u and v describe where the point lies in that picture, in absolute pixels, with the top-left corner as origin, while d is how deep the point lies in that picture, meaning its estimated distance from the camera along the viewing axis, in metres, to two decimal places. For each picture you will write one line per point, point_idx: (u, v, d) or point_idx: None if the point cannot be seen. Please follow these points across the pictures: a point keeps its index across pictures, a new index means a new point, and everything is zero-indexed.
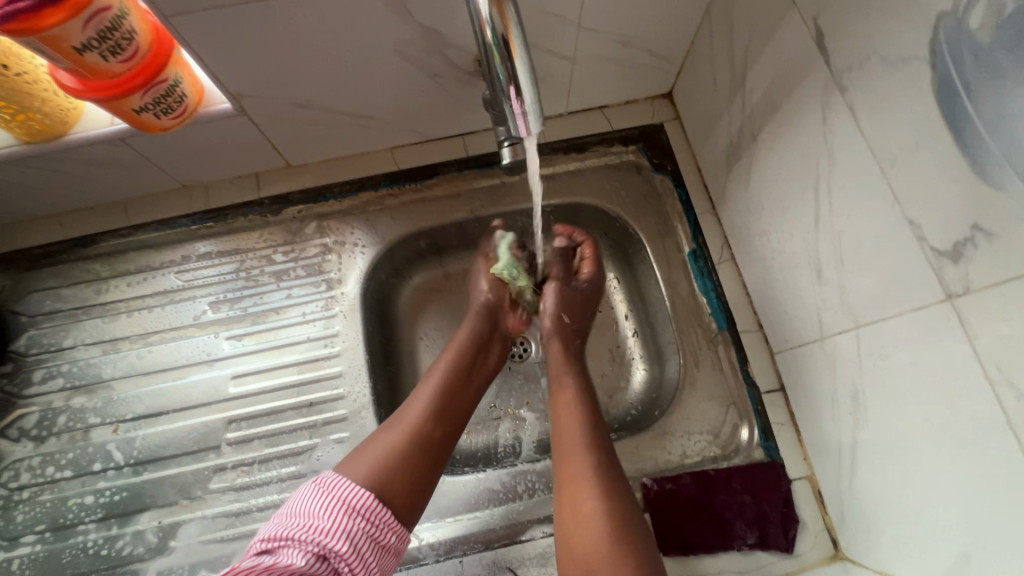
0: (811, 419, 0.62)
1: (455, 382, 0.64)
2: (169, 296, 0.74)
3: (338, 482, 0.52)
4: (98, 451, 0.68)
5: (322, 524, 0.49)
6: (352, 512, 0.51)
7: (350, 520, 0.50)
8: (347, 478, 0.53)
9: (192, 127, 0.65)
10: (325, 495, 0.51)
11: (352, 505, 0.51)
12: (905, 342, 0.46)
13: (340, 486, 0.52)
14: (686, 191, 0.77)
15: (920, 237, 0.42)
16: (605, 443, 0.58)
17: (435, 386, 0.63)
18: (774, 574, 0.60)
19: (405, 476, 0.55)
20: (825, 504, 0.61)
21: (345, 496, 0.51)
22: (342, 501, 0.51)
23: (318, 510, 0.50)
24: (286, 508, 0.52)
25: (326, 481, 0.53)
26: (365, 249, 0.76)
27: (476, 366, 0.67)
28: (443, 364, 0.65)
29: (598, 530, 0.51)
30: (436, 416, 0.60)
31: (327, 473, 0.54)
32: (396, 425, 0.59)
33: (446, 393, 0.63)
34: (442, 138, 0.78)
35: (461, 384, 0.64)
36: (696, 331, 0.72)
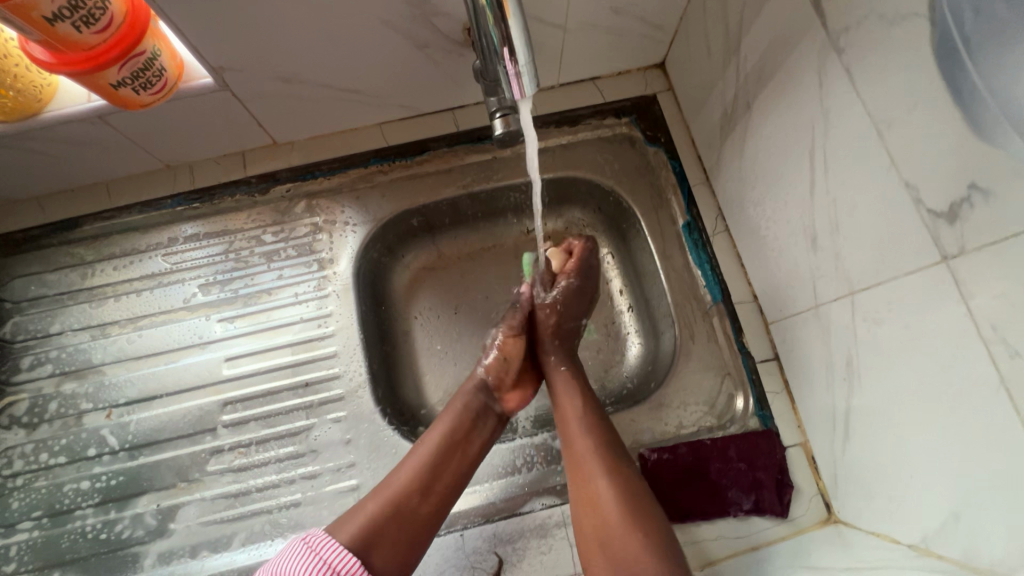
0: (805, 387, 0.63)
1: (447, 454, 0.60)
2: (157, 279, 0.73)
3: (324, 542, 0.52)
4: (92, 436, 0.67)
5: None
6: (333, 574, 0.50)
7: None
8: (334, 539, 0.53)
9: (173, 103, 0.63)
10: (309, 555, 0.51)
11: (334, 568, 0.51)
12: (899, 307, 0.46)
13: (326, 546, 0.52)
14: (679, 164, 0.77)
15: (917, 199, 0.42)
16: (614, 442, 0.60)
17: (421, 458, 0.59)
18: (770, 538, 0.61)
19: (389, 547, 0.54)
20: (818, 470, 0.62)
21: (330, 559, 0.51)
22: (325, 563, 0.50)
23: (301, 570, 0.50)
24: (272, 565, 0.51)
25: (313, 540, 0.52)
26: (357, 228, 0.75)
27: (470, 435, 0.62)
28: (433, 432, 0.61)
29: (606, 510, 0.56)
30: (421, 488, 0.57)
31: (314, 531, 0.54)
32: (381, 493, 0.57)
33: (437, 464, 0.59)
34: (432, 113, 0.77)
35: (453, 459, 0.60)
36: (691, 304, 0.72)
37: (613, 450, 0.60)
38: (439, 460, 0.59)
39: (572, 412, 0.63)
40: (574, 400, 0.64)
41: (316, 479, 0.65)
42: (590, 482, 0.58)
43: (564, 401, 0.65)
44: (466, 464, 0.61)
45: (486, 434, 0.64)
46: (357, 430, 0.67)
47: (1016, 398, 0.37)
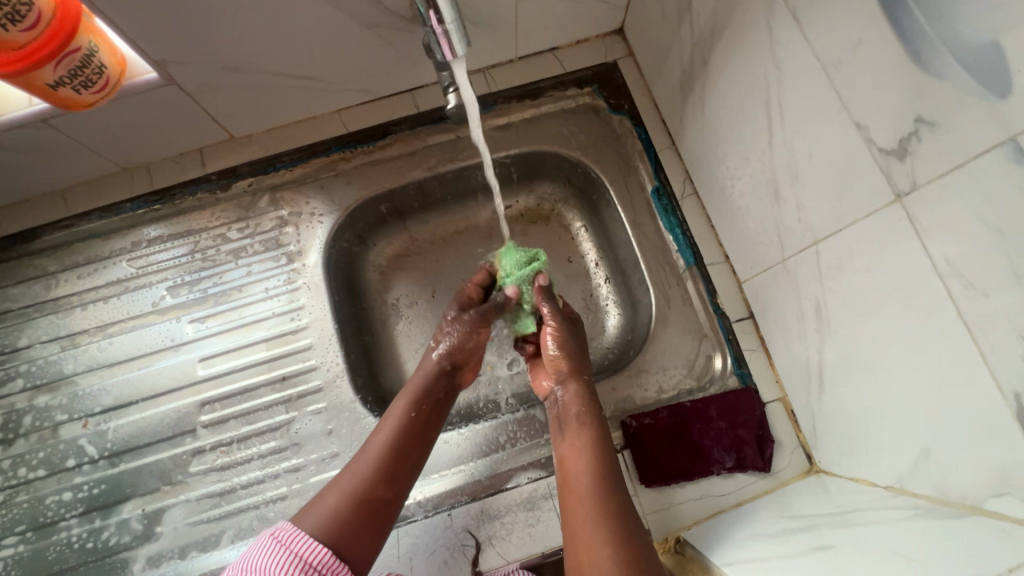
0: (780, 341, 0.63)
1: (403, 441, 0.58)
2: (124, 285, 0.72)
3: (295, 536, 0.50)
4: (70, 447, 0.67)
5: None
6: (307, 568, 0.47)
7: None
8: (303, 534, 0.50)
9: (120, 101, 0.61)
10: (280, 550, 0.48)
11: (308, 561, 0.48)
12: (860, 251, 0.46)
13: (298, 540, 0.49)
14: (645, 130, 0.76)
15: (868, 139, 0.42)
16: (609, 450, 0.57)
17: (382, 444, 0.57)
18: (754, 493, 0.62)
19: (358, 538, 0.52)
20: (798, 422, 0.63)
21: (303, 552, 0.48)
22: (298, 557, 0.48)
23: (273, 566, 0.47)
24: (238, 565, 0.48)
25: (283, 535, 0.50)
26: (323, 218, 0.74)
27: (427, 419, 0.60)
28: (392, 415, 0.60)
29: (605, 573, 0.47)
30: (385, 478, 0.55)
31: (282, 526, 0.51)
32: (342, 483, 0.55)
33: (396, 452, 0.57)
34: (390, 96, 0.75)
35: (412, 444, 0.58)
36: (665, 269, 0.72)
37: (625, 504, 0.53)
38: (399, 443, 0.57)
39: (579, 450, 0.57)
40: (586, 442, 0.57)
41: (301, 471, 0.64)
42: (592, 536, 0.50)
43: (574, 438, 0.58)
44: (425, 446, 0.59)
45: (442, 414, 0.62)
46: (338, 420, 0.66)
47: (972, 329, 0.38)
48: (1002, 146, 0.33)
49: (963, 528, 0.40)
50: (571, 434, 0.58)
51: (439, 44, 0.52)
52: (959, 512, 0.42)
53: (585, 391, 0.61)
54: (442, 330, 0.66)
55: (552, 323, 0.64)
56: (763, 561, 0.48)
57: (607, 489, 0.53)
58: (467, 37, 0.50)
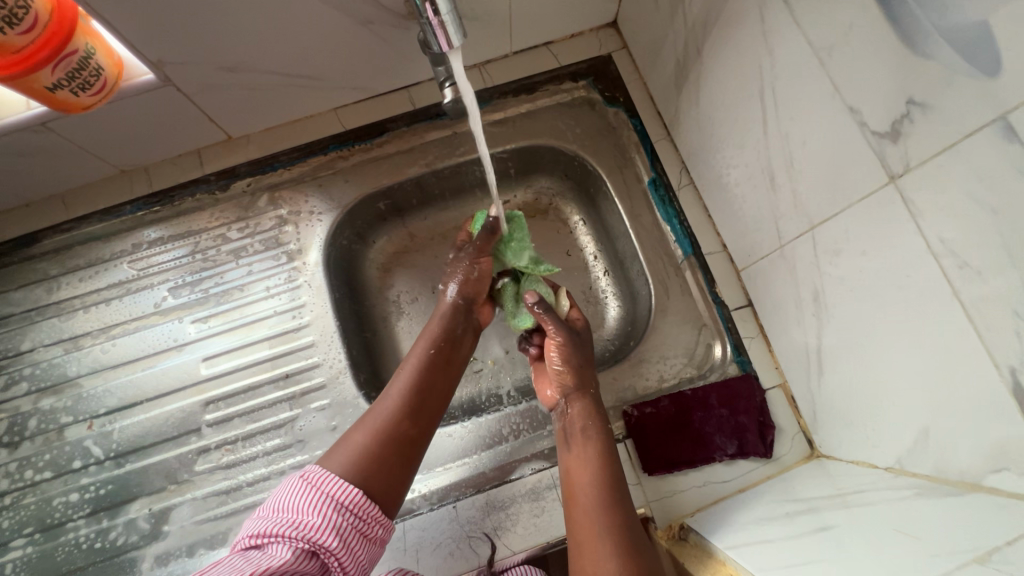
0: (779, 328, 0.63)
1: (425, 380, 0.60)
2: (126, 287, 0.72)
3: (325, 477, 0.50)
4: (76, 448, 0.67)
5: (311, 520, 0.46)
6: (339, 506, 0.48)
7: (339, 515, 0.48)
8: (333, 475, 0.50)
9: (117, 103, 0.61)
10: (311, 492, 0.48)
11: (339, 501, 0.48)
12: (855, 234, 0.46)
13: (328, 481, 0.49)
14: (640, 121, 0.76)
15: (862, 123, 0.42)
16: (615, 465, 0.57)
17: (405, 385, 0.59)
18: (757, 479, 0.62)
19: (386, 473, 0.53)
20: (798, 408, 0.64)
21: (334, 492, 0.49)
22: (330, 497, 0.48)
23: (306, 506, 0.47)
24: (272, 503, 0.49)
25: (313, 477, 0.50)
26: (322, 216, 0.74)
27: (445, 358, 0.63)
28: (411, 359, 0.62)
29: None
30: (410, 416, 0.57)
31: (311, 466, 0.51)
32: (367, 423, 0.56)
33: (419, 390, 0.59)
34: (386, 93, 0.76)
35: (433, 383, 0.60)
36: (663, 260, 0.72)
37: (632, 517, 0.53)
38: (421, 381, 0.59)
39: (584, 466, 0.57)
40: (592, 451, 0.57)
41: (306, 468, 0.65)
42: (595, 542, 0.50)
43: (579, 454, 0.58)
44: (445, 385, 0.62)
45: (461, 355, 0.65)
46: (342, 416, 0.67)
47: (968, 307, 0.38)
48: (993, 124, 0.33)
49: (963, 504, 0.40)
50: (577, 446, 0.59)
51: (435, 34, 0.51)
52: (958, 489, 0.42)
53: (591, 406, 0.61)
54: (450, 271, 0.69)
55: (557, 337, 0.64)
56: (766, 543, 0.49)
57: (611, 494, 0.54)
58: (463, 30, 0.50)
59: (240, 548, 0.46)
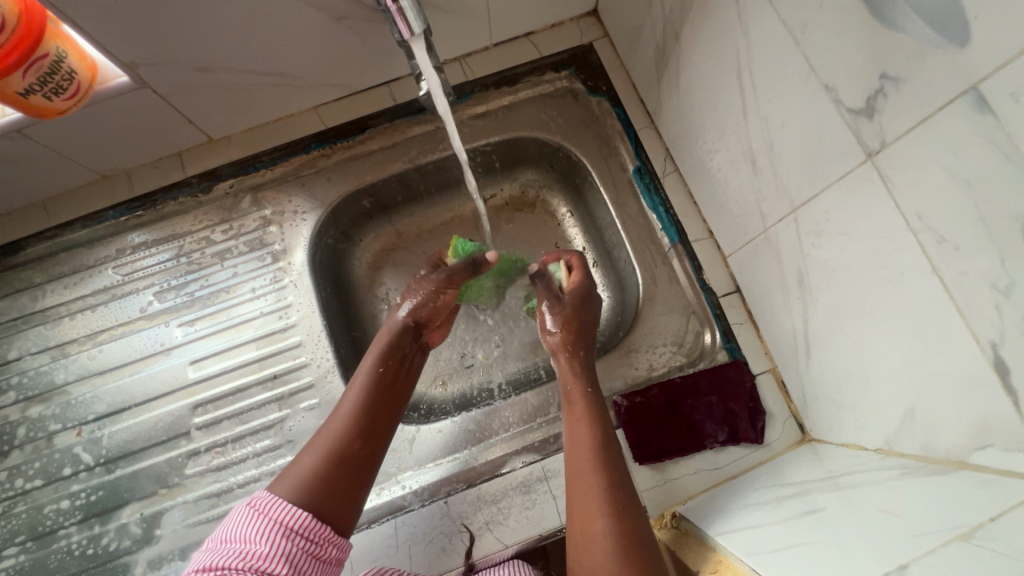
0: (767, 313, 0.63)
1: (376, 398, 0.59)
2: (111, 292, 0.72)
3: (272, 502, 0.49)
4: (65, 456, 0.67)
5: (259, 548, 0.45)
6: (289, 532, 0.47)
7: (289, 541, 0.47)
8: (281, 499, 0.49)
9: (91, 108, 0.61)
10: (259, 519, 0.47)
11: (288, 527, 0.47)
12: (836, 214, 0.46)
13: (275, 507, 0.48)
14: (624, 109, 0.76)
15: (837, 101, 0.42)
16: (615, 460, 0.54)
17: (354, 404, 0.58)
18: (748, 465, 0.62)
19: (336, 493, 0.52)
20: (788, 392, 0.63)
21: (282, 518, 0.48)
22: (279, 523, 0.47)
23: (254, 534, 0.46)
24: (216, 536, 0.47)
25: (259, 504, 0.49)
26: (306, 215, 0.74)
27: (395, 377, 0.62)
28: (359, 376, 0.61)
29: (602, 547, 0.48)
30: (359, 435, 0.56)
31: (259, 494, 0.50)
32: (317, 446, 0.55)
33: (369, 409, 0.58)
34: (366, 90, 0.75)
35: (385, 400, 0.60)
36: (650, 248, 0.72)
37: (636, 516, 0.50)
38: (371, 399, 0.59)
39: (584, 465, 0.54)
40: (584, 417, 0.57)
41: None
42: (592, 527, 0.50)
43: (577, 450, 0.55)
44: (397, 401, 0.61)
45: (410, 372, 0.64)
46: None
47: (947, 283, 0.37)
48: (965, 95, 0.33)
49: (949, 483, 0.40)
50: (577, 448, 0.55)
51: (395, 23, 0.53)
52: (944, 468, 0.42)
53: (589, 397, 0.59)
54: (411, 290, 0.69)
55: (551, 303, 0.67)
56: (755, 528, 0.49)
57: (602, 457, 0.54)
58: (423, 18, 0.53)
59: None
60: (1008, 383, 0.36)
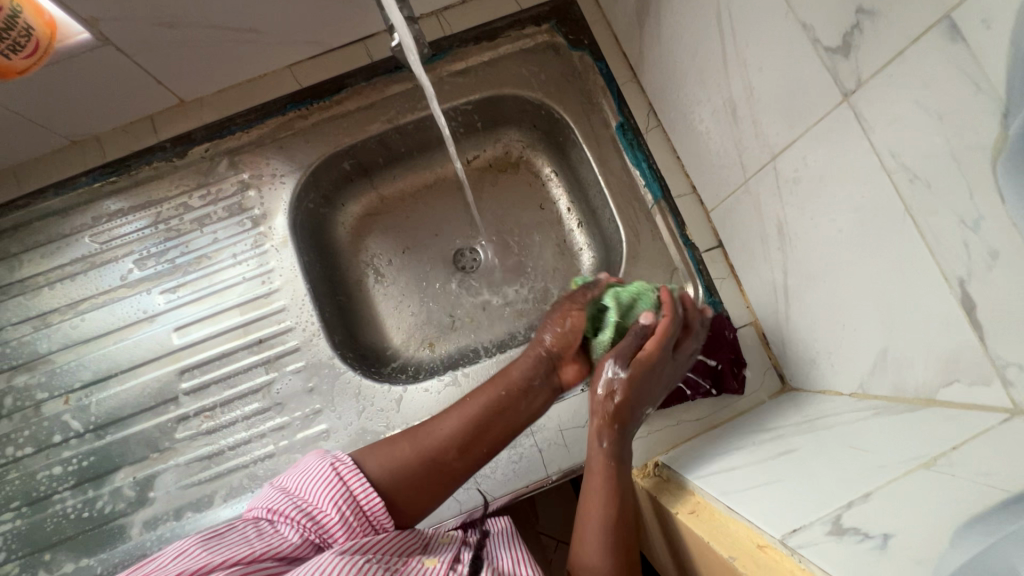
0: (748, 266, 0.64)
1: (489, 419, 0.54)
2: (90, 261, 0.71)
3: (355, 474, 0.50)
4: (54, 423, 0.67)
5: (329, 514, 0.48)
6: (358, 509, 0.49)
7: (356, 518, 0.48)
8: (366, 479, 0.50)
9: (54, 66, 0.59)
10: (339, 485, 0.49)
11: (360, 505, 0.49)
12: (814, 160, 0.46)
13: (356, 479, 0.50)
14: (606, 64, 0.74)
15: (815, 40, 0.41)
16: (631, 534, 0.51)
17: (466, 415, 0.54)
18: (729, 414, 0.63)
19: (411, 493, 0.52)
20: (768, 344, 0.64)
21: (357, 494, 0.49)
22: (353, 497, 0.49)
23: (328, 499, 0.49)
24: (298, 481, 0.51)
25: (342, 470, 0.51)
26: (285, 178, 0.72)
27: (513, 407, 0.55)
28: (482, 391, 0.55)
29: None
30: (461, 449, 0.53)
31: (347, 458, 0.52)
32: (417, 440, 0.53)
33: (477, 427, 0.54)
34: (341, 47, 0.73)
35: (495, 424, 0.54)
36: (633, 205, 0.72)
37: None
38: (483, 416, 0.54)
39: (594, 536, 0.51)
40: (605, 493, 0.52)
41: (286, 429, 0.65)
42: None
43: (588, 511, 0.52)
44: (508, 431, 0.55)
45: (534, 407, 0.57)
46: (318, 377, 0.67)
47: (920, 222, 0.38)
48: (939, 24, 0.32)
49: (916, 418, 0.41)
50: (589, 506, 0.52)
51: None
52: (912, 405, 0.43)
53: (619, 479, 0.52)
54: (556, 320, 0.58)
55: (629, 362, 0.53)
56: (732, 471, 0.50)
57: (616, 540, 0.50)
58: None
59: (253, 516, 0.49)
60: (974, 318, 0.36)
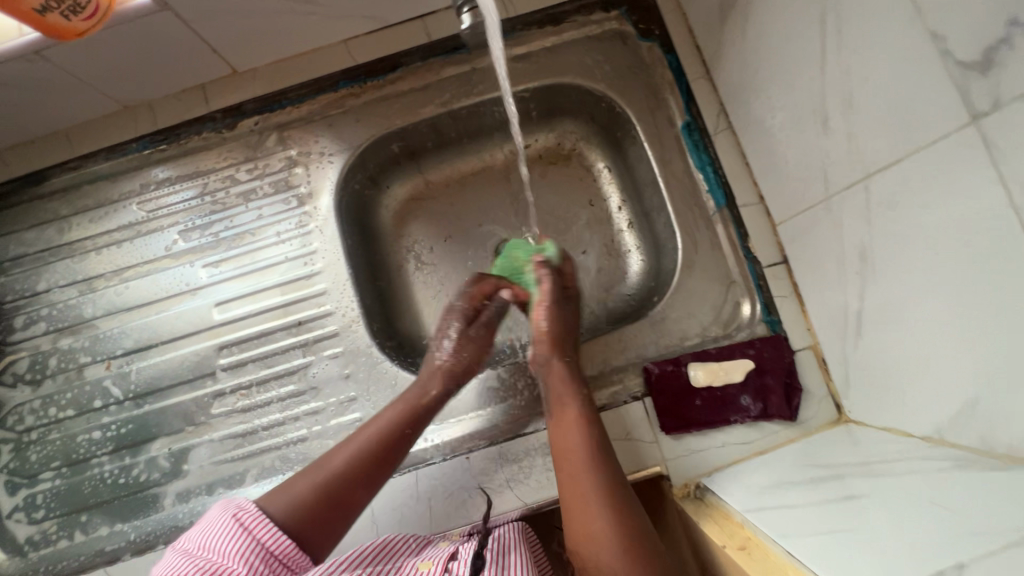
0: (815, 287, 0.60)
1: (381, 450, 0.56)
2: (136, 229, 0.70)
3: (258, 521, 0.50)
4: (96, 388, 0.67)
5: (235, 566, 0.46)
6: (267, 555, 0.48)
7: (265, 565, 0.48)
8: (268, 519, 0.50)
9: (114, 29, 0.57)
10: (244, 536, 0.48)
11: (268, 550, 0.49)
12: (919, 185, 0.41)
13: (260, 526, 0.49)
14: (676, 57, 0.70)
15: (944, 52, 0.36)
16: (608, 457, 0.55)
17: (358, 447, 0.56)
18: (779, 441, 0.60)
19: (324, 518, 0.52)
20: (829, 371, 0.61)
21: (264, 541, 0.49)
22: (260, 544, 0.48)
23: (232, 551, 0.47)
24: (199, 541, 0.48)
25: (246, 519, 0.50)
26: (333, 157, 0.71)
27: (404, 439, 0.57)
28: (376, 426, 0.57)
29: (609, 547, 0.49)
30: (358, 481, 0.54)
31: (247, 509, 0.51)
32: (314, 474, 0.54)
33: (368, 458, 0.55)
34: (400, 24, 0.70)
35: (389, 453, 0.56)
36: (693, 210, 0.68)
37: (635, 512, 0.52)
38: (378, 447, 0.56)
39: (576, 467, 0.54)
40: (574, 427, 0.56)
41: (320, 415, 0.65)
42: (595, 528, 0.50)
43: (563, 449, 0.55)
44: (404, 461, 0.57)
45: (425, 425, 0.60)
46: (355, 364, 0.66)
47: None
48: None
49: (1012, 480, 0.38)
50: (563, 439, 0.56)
51: None
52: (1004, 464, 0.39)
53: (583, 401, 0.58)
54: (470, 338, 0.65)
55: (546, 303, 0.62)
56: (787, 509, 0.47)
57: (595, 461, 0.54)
58: None
59: None
60: None
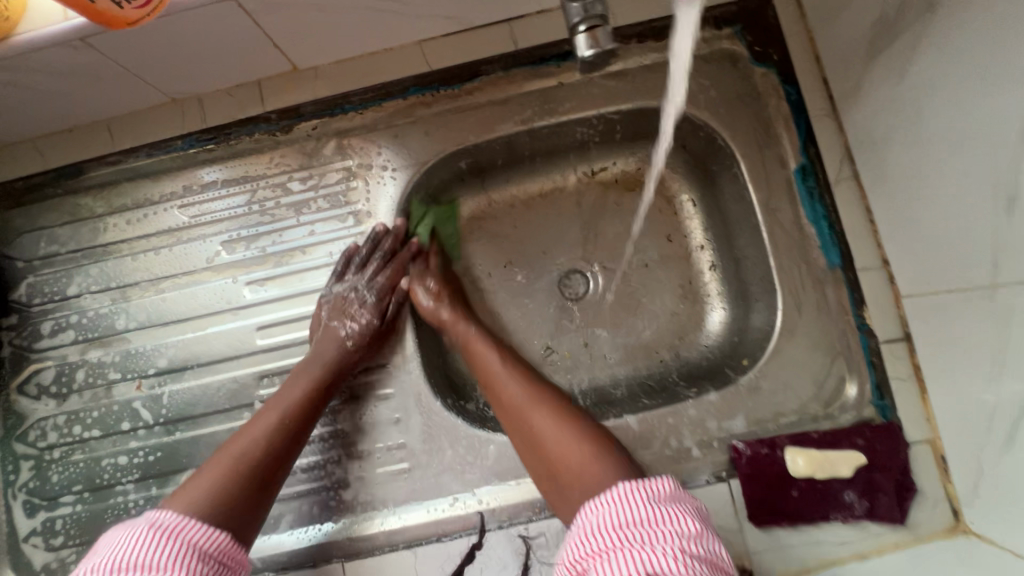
0: (947, 376, 0.51)
1: (276, 434, 0.53)
2: (176, 235, 0.64)
3: (180, 522, 0.45)
4: (124, 409, 0.62)
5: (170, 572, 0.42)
6: (201, 553, 0.44)
7: (202, 562, 0.44)
8: (195, 518, 0.46)
9: (169, 19, 0.50)
10: (167, 539, 0.43)
11: (202, 548, 0.45)
12: None
13: (187, 528, 0.45)
14: (796, 89, 0.61)
15: None
16: (544, 389, 0.56)
17: (257, 430, 0.53)
18: (885, 548, 0.52)
19: (245, 499, 0.50)
20: (949, 472, 0.53)
21: (195, 539, 0.45)
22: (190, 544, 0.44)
23: (160, 558, 0.42)
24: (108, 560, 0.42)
25: (163, 524, 0.45)
26: (396, 172, 0.63)
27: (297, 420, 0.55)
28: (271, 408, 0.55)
29: (574, 446, 0.50)
30: (270, 456, 0.52)
31: (155, 518, 0.45)
32: (212, 470, 0.50)
33: (268, 442, 0.53)
34: (483, 27, 0.62)
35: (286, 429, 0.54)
36: (800, 267, 0.59)
37: (585, 419, 0.53)
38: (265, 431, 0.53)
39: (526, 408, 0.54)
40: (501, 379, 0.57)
41: (365, 461, 0.58)
42: (558, 437, 0.51)
43: (506, 398, 0.56)
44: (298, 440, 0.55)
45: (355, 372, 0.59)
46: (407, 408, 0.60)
47: None
48: None
49: None
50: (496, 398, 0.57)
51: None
52: None
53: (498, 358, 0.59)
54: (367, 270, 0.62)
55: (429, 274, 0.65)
56: None
57: (533, 396, 0.55)
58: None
59: None
60: None
